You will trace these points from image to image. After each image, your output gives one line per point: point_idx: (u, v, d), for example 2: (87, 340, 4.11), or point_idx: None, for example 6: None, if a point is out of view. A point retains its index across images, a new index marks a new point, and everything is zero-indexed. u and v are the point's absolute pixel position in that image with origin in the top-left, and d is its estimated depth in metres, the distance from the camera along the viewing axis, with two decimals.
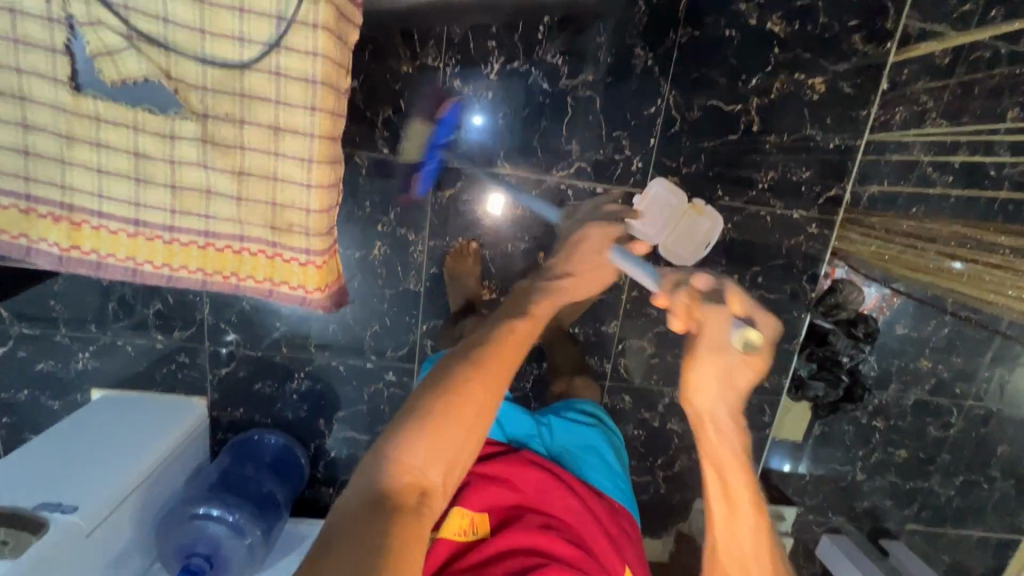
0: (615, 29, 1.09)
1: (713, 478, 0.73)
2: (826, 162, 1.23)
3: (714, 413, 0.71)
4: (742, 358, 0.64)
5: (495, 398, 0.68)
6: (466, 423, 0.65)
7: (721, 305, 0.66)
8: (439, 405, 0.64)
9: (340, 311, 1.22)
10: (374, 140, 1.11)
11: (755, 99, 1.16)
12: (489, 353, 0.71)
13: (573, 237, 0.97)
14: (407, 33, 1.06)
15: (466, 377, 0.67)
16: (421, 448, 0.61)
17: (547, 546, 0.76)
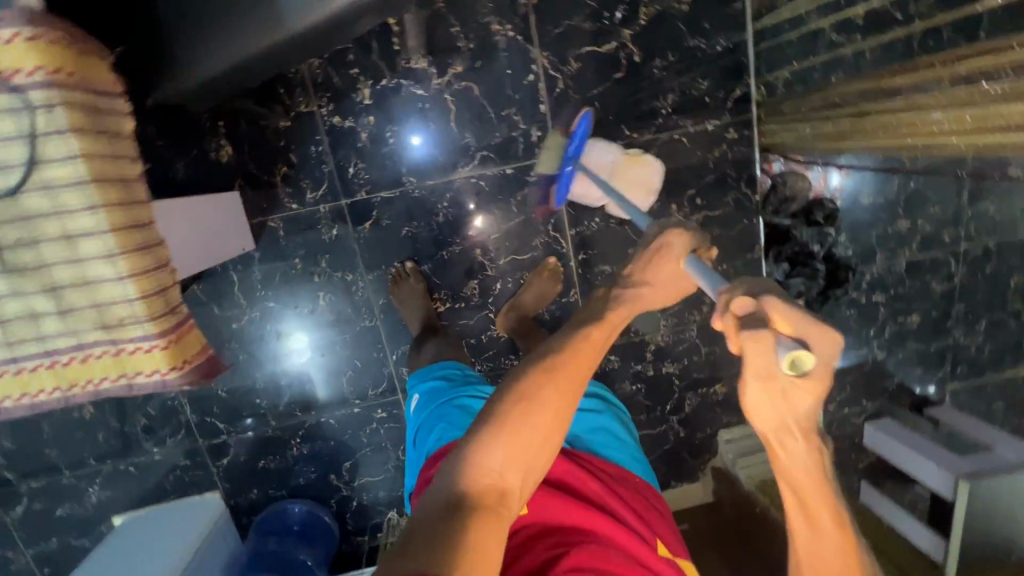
0: (466, 14, 1.09)
1: (794, 512, 0.65)
2: (720, 65, 1.20)
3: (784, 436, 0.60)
4: (788, 386, 0.55)
5: (570, 403, 0.66)
6: (540, 434, 0.64)
7: (769, 330, 0.52)
8: (514, 413, 0.63)
9: (311, 368, 1.25)
10: (280, 200, 1.13)
11: (627, 30, 1.14)
12: (566, 358, 0.67)
13: (648, 247, 0.74)
14: (272, 90, 1.08)
15: (540, 388, 0.65)
16: (499, 452, 0.62)
17: (582, 524, 0.73)
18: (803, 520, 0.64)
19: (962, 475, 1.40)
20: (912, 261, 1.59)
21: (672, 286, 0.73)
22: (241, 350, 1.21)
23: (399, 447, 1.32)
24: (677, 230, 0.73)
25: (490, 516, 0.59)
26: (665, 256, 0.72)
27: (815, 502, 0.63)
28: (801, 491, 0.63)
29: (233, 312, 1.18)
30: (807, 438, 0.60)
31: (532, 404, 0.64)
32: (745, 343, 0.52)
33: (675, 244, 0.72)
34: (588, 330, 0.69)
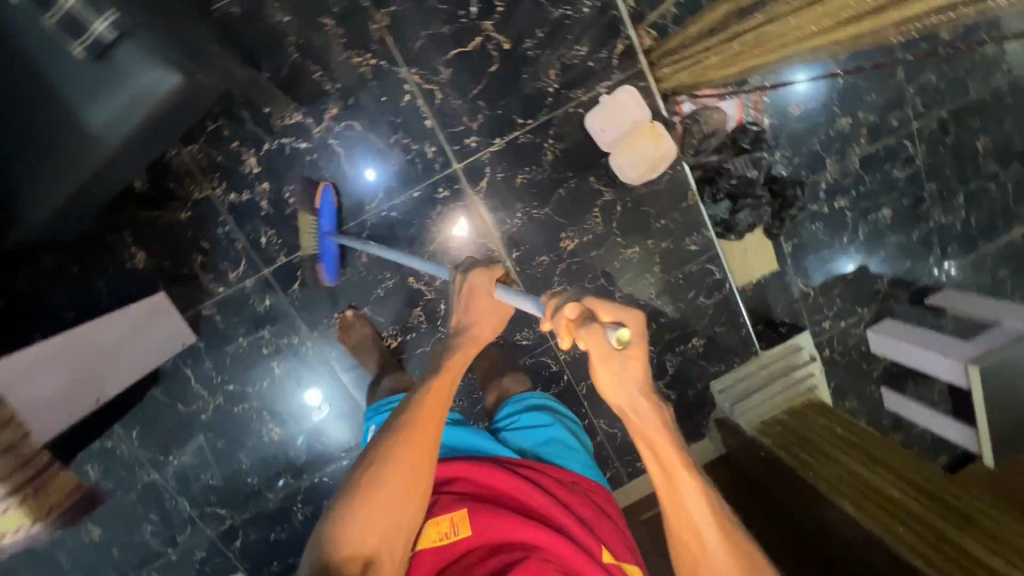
0: (323, 55, 1.08)
1: (655, 473, 0.72)
2: (594, 25, 1.16)
3: (632, 404, 0.68)
4: (624, 362, 0.65)
5: (420, 461, 0.78)
6: (393, 496, 0.76)
7: (593, 322, 0.62)
8: (368, 481, 0.76)
9: (289, 435, 1.27)
10: (206, 288, 1.15)
11: (487, 21, 1.11)
12: (409, 422, 0.79)
13: (461, 289, 0.85)
14: (163, 186, 1.09)
15: (388, 454, 0.77)
16: (358, 522, 0.74)
17: (530, 538, 0.77)
18: (664, 480, 0.72)
19: (970, 361, 1.35)
20: (865, 156, 1.52)
21: (491, 317, 0.85)
22: (218, 438, 1.23)
23: None
24: (480, 269, 0.84)
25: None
26: (476, 293, 0.84)
27: (670, 459, 0.70)
28: (658, 453, 0.70)
29: (197, 406, 1.21)
30: (651, 403, 0.69)
31: (383, 470, 0.76)
32: (580, 338, 0.62)
33: (480, 282, 0.83)
34: (427, 388, 0.81)
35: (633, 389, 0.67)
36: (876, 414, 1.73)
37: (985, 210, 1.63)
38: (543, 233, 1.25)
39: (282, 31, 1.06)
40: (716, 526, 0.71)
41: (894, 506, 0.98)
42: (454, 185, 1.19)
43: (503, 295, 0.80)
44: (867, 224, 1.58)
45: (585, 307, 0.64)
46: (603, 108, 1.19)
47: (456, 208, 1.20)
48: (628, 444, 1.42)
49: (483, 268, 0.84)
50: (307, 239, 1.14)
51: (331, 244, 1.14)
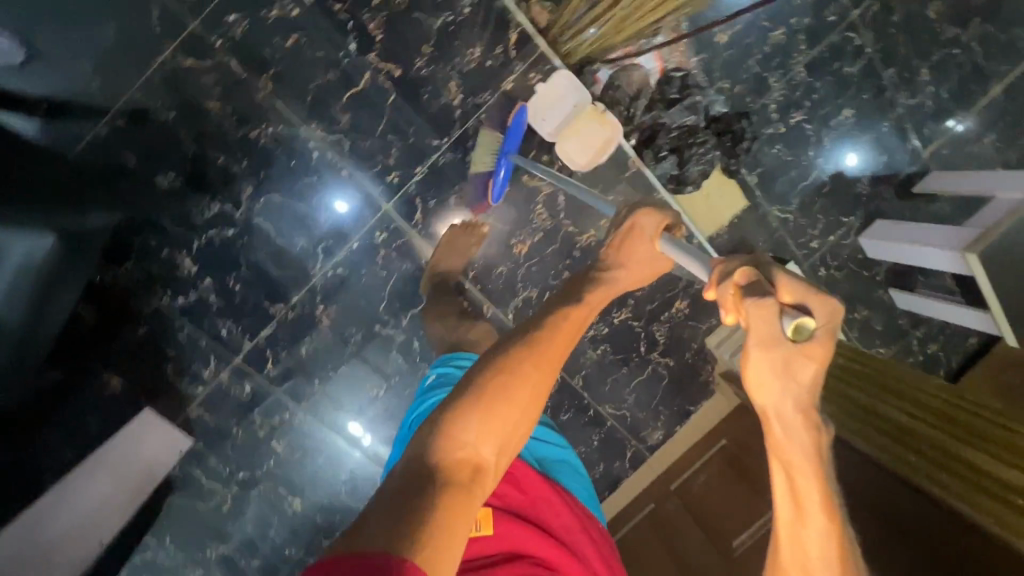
0: (220, 139, 1.06)
1: (781, 498, 0.59)
2: (480, 23, 1.10)
3: (780, 410, 0.56)
4: (790, 359, 0.53)
5: (547, 379, 0.67)
6: (519, 406, 0.64)
7: (772, 297, 0.53)
8: (496, 383, 0.64)
9: (310, 501, 1.27)
10: (186, 391, 1.17)
11: (371, 53, 1.07)
12: (546, 334, 0.69)
13: (622, 229, 0.78)
14: (112, 310, 1.10)
15: (524, 356, 0.66)
16: (475, 426, 0.62)
17: (549, 560, 0.80)
18: (791, 510, 0.58)
19: (966, 248, 1.28)
20: (810, 61, 1.42)
21: (644, 265, 0.77)
22: (247, 524, 1.25)
23: None
24: (648, 209, 0.77)
25: (463, 491, 0.59)
26: (636, 238, 0.75)
27: (806, 488, 0.57)
28: (794, 478, 0.57)
29: (215, 500, 1.23)
30: (808, 419, 0.56)
31: (510, 376, 0.65)
32: (749, 308, 0.54)
33: (642, 224, 0.76)
34: (567, 306, 0.72)
35: (795, 392, 0.55)
36: (892, 317, 1.67)
37: (955, 78, 1.51)
38: (495, 243, 1.21)
39: (173, 128, 1.04)
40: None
41: (895, 430, 0.96)
42: (391, 225, 1.16)
43: (668, 248, 0.73)
44: (830, 130, 1.49)
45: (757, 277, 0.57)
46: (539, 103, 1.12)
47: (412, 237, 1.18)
48: (641, 420, 1.41)
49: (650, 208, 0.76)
50: (483, 155, 1.14)
51: (506, 166, 1.12)
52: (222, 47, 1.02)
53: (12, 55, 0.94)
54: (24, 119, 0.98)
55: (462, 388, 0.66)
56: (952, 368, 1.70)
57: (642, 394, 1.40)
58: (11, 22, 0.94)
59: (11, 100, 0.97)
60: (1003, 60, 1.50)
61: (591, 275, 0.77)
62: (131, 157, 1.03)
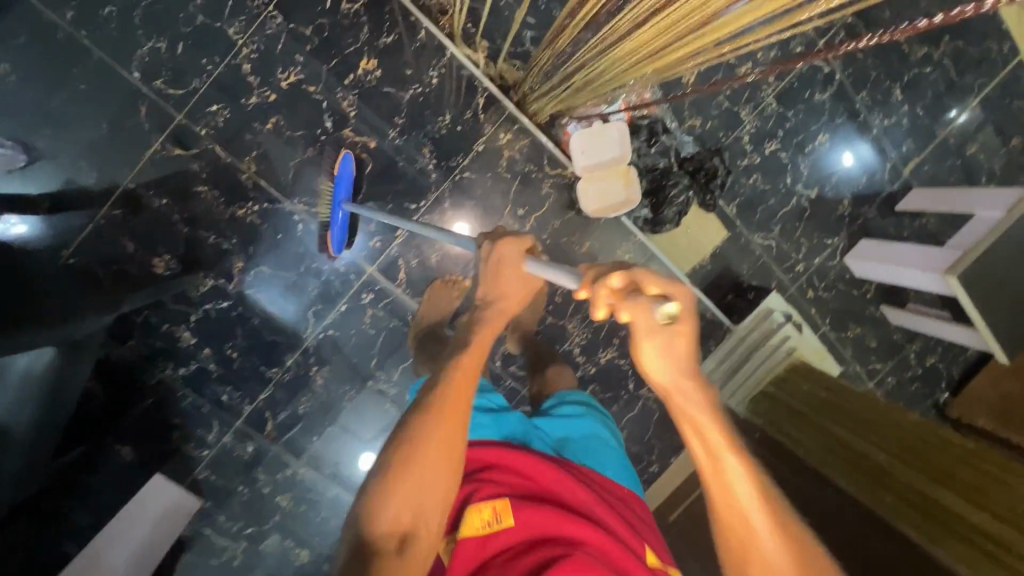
0: (209, 220, 1.12)
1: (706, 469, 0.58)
2: (448, 92, 1.16)
3: (679, 385, 0.57)
4: (671, 338, 0.54)
5: (451, 430, 0.68)
6: (430, 464, 0.67)
7: (643, 294, 0.54)
8: (404, 451, 0.67)
9: (314, 553, 1.32)
10: (193, 455, 1.23)
11: (348, 129, 1.13)
12: (441, 387, 0.71)
13: (489, 262, 0.77)
14: (120, 384, 1.17)
15: (428, 423, 0.68)
16: (390, 500, 0.65)
17: (577, 536, 0.71)
18: (718, 475, 0.58)
19: (947, 269, 1.29)
20: (778, 91, 1.46)
21: (523, 287, 0.77)
22: None
23: None
24: (511, 239, 0.76)
25: (397, 560, 0.63)
26: (505, 264, 0.76)
27: (725, 449, 0.57)
28: (710, 451, 0.58)
29: (225, 557, 1.28)
30: (707, 394, 0.58)
31: (414, 441, 0.67)
32: (629, 310, 0.54)
33: (508, 251, 0.75)
34: (459, 357, 0.74)
35: (688, 365, 0.56)
36: (886, 333, 1.67)
37: (930, 95, 1.52)
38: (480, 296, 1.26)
39: (166, 212, 1.11)
40: (779, 542, 0.56)
41: (878, 471, 0.97)
42: (377, 286, 1.22)
43: (533, 268, 0.71)
44: (806, 157, 1.51)
45: (629, 275, 0.57)
46: (584, 138, 1.19)
47: (401, 294, 1.23)
48: (635, 454, 1.43)
49: (511, 232, 0.77)
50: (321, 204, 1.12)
51: (343, 211, 1.11)
52: (206, 135, 1.09)
53: (16, 159, 1.02)
54: (30, 216, 1.06)
55: (379, 460, 0.69)
56: (952, 380, 1.69)
57: (635, 429, 1.42)
58: (15, 130, 1.02)
59: (18, 200, 1.05)
60: (976, 74, 1.51)
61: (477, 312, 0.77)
62: (128, 243, 1.10)
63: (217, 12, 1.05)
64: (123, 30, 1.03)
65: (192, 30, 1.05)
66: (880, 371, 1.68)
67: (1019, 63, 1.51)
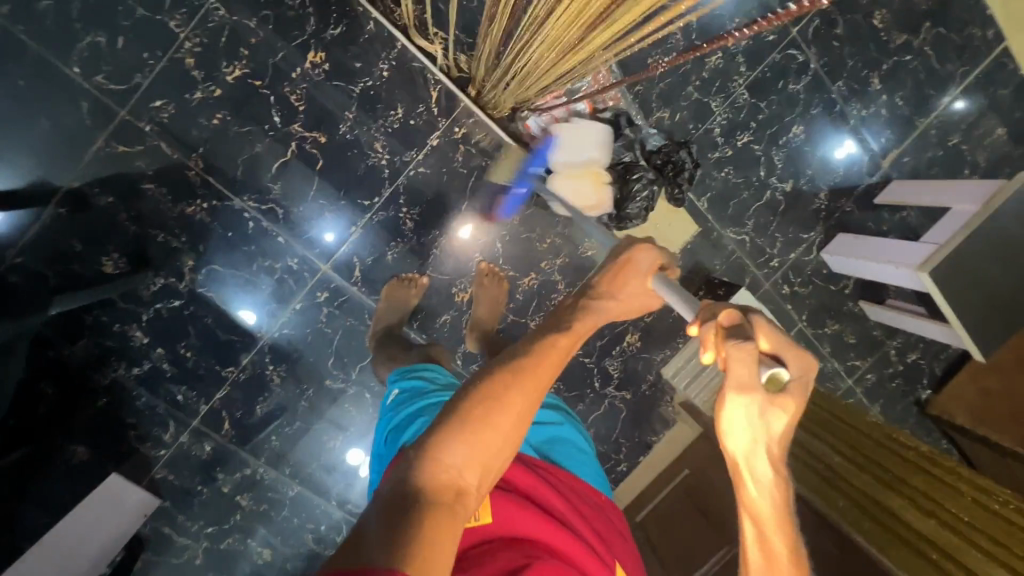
0: (157, 217, 1.11)
1: (751, 550, 0.58)
2: (401, 85, 1.14)
3: (754, 457, 0.56)
4: (763, 405, 0.54)
5: (534, 402, 0.64)
6: (507, 425, 0.61)
7: (754, 344, 0.52)
8: (486, 405, 0.61)
9: (276, 552, 1.31)
10: (149, 455, 1.22)
11: (296, 123, 1.11)
12: (533, 360, 0.65)
13: (616, 261, 0.73)
14: (73, 383, 1.15)
15: (511, 386, 0.63)
16: (460, 448, 0.58)
17: (548, 542, 0.67)
18: (761, 559, 0.57)
19: (916, 265, 1.25)
20: (750, 82, 1.42)
21: (634, 301, 0.73)
22: None
23: None
24: (649, 246, 0.73)
25: (449, 511, 0.55)
26: (633, 269, 0.72)
27: (775, 542, 0.57)
28: (765, 531, 0.57)
29: (185, 555, 1.27)
30: (776, 468, 0.57)
31: (499, 399, 0.61)
32: (729, 352, 0.52)
33: (638, 260, 0.72)
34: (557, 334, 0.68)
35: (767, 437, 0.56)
36: (865, 329, 1.63)
37: (909, 84, 1.47)
38: (439, 293, 1.25)
39: (114, 210, 1.09)
40: None
41: (828, 474, 0.95)
42: (332, 284, 1.21)
43: (660, 285, 0.70)
44: (780, 148, 1.47)
45: (739, 320, 0.55)
46: (564, 131, 1.16)
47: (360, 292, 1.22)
48: (602, 453, 1.41)
49: (649, 242, 0.73)
50: (502, 171, 1.22)
51: (527, 185, 1.22)
52: (152, 131, 1.08)
53: None
54: None
55: (452, 406, 0.62)
56: (934, 377, 1.65)
57: (601, 427, 1.40)
58: None
59: None
60: (958, 62, 1.46)
61: (580, 301, 0.72)
62: (75, 242, 1.09)
63: (158, 5, 1.03)
64: (61, 24, 1.01)
65: (133, 24, 1.03)
66: (860, 369, 1.64)
67: (1003, 51, 1.46)
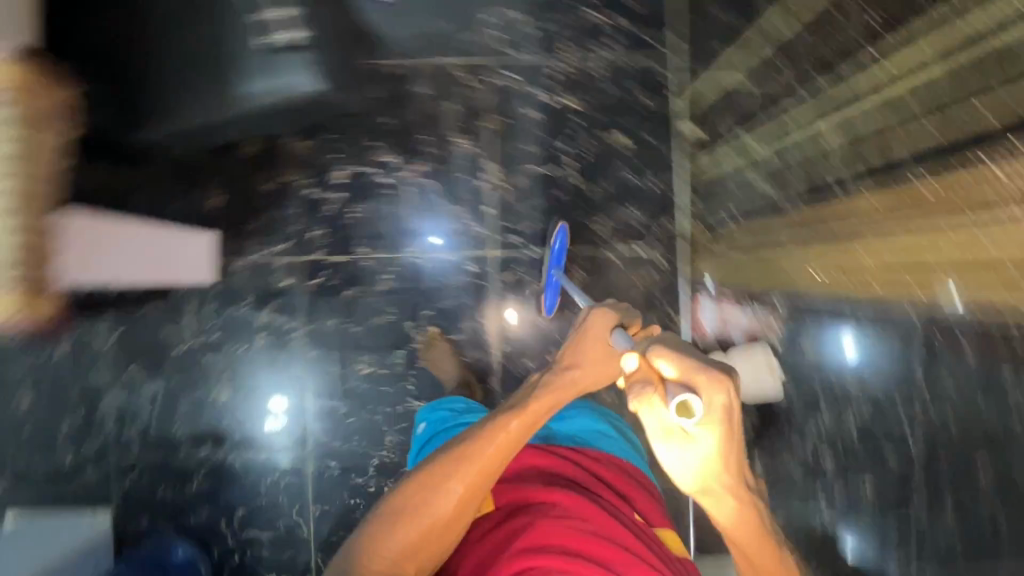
0: (436, 126, 1.33)
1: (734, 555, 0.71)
2: (652, 200, 1.38)
3: (721, 495, 0.64)
4: (683, 435, 0.60)
5: (478, 487, 0.78)
6: (446, 512, 0.77)
7: (651, 388, 0.60)
8: (423, 498, 0.77)
9: (234, 405, 1.33)
10: (249, 248, 1.31)
11: (572, 159, 1.35)
12: (473, 447, 0.78)
13: (580, 326, 0.83)
14: (267, 160, 1.30)
15: (449, 474, 0.78)
16: (392, 537, 0.76)
17: (557, 501, 0.80)
18: (742, 559, 0.71)
19: None
20: None
21: (598, 367, 0.82)
22: (182, 374, 1.32)
23: (295, 505, 1.33)
24: (601, 312, 0.83)
25: None
26: (588, 337, 0.81)
27: (758, 556, 0.69)
28: (741, 549, 0.70)
29: (182, 334, 1.32)
30: (736, 497, 0.65)
31: (437, 490, 0.77)
32: (632, 398, 0.61)
33: (597, 326, 0.81)
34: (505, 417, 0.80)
35: (724, 474, 0.62)
36: None
37: None
38: (538, 343, 1.35)
39: (420, 97, 1.32)
40: None
41: None
42: (485, 266, 1.35)
43: (614, 341, 0.78)
44: None
45: (647, 364, 0.63)
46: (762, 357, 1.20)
47: (499, 291, 1.35)
48: None
49: (602, 308, 0.83)
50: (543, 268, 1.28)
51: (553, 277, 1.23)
52: (490, 83, 1.34)
53: None
54: None
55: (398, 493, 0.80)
56: None
57: None
58: None
59: None
60: None
61: (544, 378, 0.84)
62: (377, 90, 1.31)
63: (569, 30, 1.34)
64: None
65: (547, 26, 1.33)
66: None
67: None
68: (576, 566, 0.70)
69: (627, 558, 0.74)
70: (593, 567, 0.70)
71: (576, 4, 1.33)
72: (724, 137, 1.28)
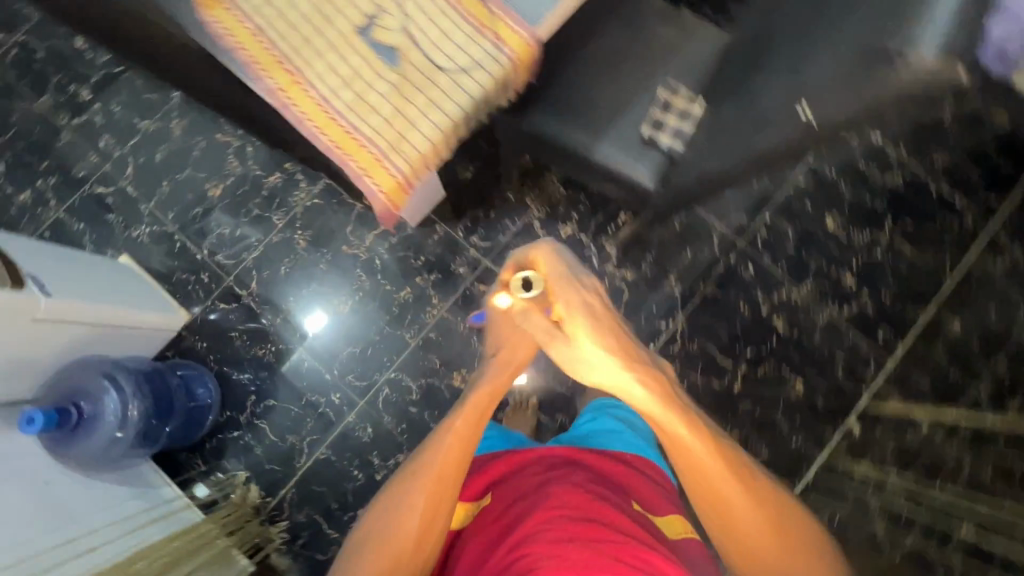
0: (663, 257, 1.41)
1: (692, 487, 0.75)
2: (784, 453, 1.35)
3: (621, 387, 0.79)
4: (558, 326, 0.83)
5: (441, 490, 0.77)
6: (413, 530, 0.75)
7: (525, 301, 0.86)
8: (391, 523, 0.77)
9: (341, 320, 1.37)
10: (458, 223, 1.40)
11: (744, 367, 1.38)
12: (430, 455, 0.80)
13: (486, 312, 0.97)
14: (526, 177, 1.41)
15: (410, 489, 0.77)
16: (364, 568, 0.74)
17: (549, 492, 0.72)
18: (702, 484, 0.74)
19: None
20: None
21: (516, 341, 0.89)
22: (328, 266, 1.39)
23: (312, 434, 1.33)
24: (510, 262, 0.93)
25: None
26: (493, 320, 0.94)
27: (711, 469, 0.73)
28: (697, 458, 0.74)
29: (356, 239, 1.39)
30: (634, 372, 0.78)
31: (401, 510, 0.77)
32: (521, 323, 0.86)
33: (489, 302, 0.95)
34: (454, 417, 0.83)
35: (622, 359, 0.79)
36: None
37: None
38: None
39: (669, 227, 1.41)
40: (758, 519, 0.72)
41: None
42: None
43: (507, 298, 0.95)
44: None
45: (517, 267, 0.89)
46: None
47: None
48: None
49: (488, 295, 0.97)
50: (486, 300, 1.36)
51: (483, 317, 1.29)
52: (727, 260, 1.41)
53: None
54: None
55: (369, 523, 0.79)
56: None
57: None
58: None
59: None
60: None
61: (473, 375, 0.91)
62: None
63: (818, 272, 1.40)
64: (797, 212, 1.42)
65: (803, 257, 1.41)
66: None
67: None
68: (567, 548, 0.61)
69: (616, 536, 0.64)
70: (582, 546, 0.62)
71: (838, 261, 1.41)
72: (874, 455, 1.30)
